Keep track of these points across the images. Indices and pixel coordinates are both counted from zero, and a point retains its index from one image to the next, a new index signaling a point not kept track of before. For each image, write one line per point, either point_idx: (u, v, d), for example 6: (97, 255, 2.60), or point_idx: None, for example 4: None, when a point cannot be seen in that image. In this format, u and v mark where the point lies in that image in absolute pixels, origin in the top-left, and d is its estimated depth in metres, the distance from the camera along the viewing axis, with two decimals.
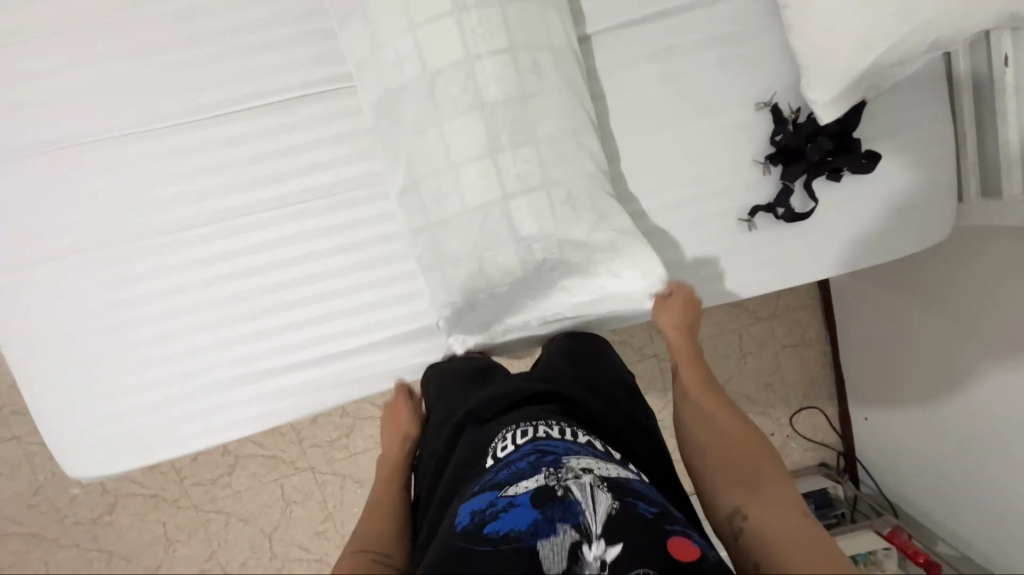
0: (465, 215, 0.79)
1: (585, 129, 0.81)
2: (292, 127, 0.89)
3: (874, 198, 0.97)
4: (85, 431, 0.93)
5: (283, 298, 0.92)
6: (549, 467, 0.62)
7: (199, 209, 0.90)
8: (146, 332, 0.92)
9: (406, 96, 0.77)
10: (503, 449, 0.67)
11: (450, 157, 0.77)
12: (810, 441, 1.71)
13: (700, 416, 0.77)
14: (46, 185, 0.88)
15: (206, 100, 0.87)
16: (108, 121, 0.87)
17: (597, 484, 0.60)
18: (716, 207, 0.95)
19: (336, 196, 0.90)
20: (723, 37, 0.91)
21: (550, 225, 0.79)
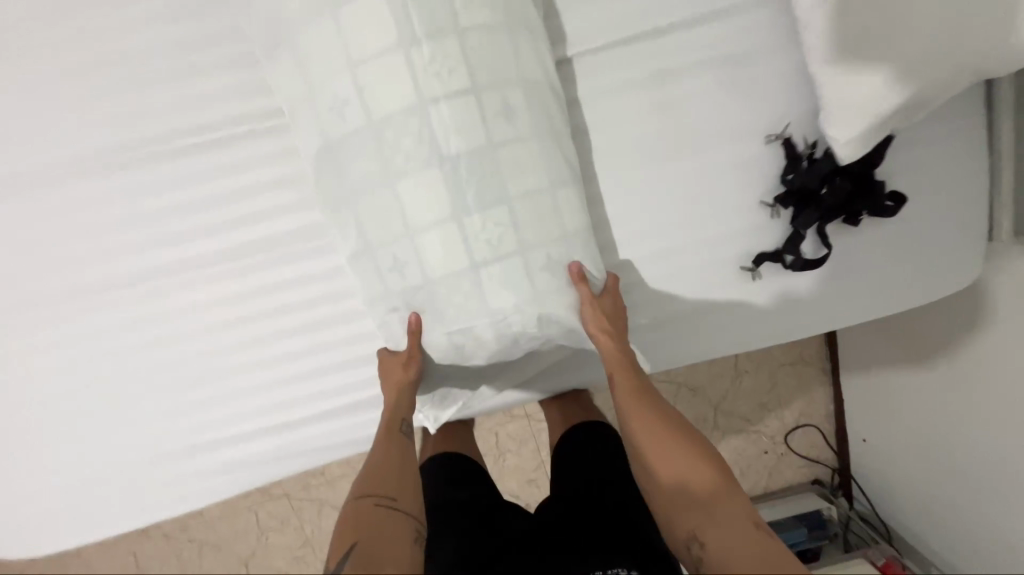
0: (428, 286, 0.67)
1: (565, 181, 0.68)
2: (226, 171, 0.76)
3: (897, 241, 0.85)
4: (11, 511, 0.84)
5: (228, 362, 0.82)
6: None
7: (122, 267, 0.78)
8: (72, 405, 0.81)
9: (350, 146, 0.64)
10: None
11: (405, 220, 0.65)
12: (805, 459, 1.64)
13: (647, 434, 0.66)
14: None
15: (125, 141, 0.75)
16: (7, 166, 0.74)
17: None
18: (717, 255, 0.84)
19: (280, 249, 0.79)
20: (729, 60, 0.77)
21: (528, 296, 0.68)
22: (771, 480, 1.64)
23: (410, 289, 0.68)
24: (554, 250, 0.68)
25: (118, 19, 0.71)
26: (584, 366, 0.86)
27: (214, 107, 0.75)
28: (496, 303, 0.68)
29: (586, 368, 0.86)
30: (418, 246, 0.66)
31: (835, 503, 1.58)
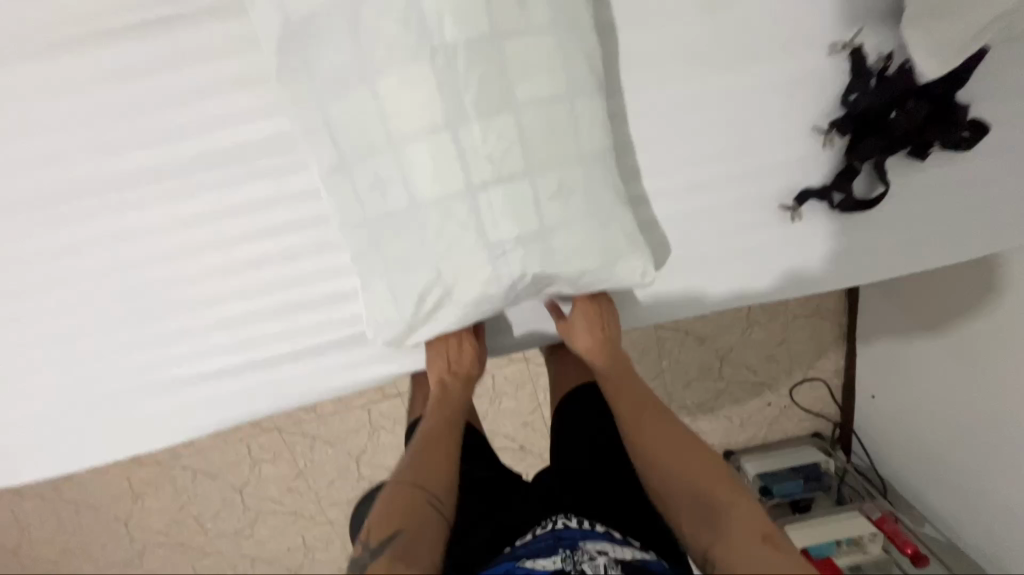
0: (414, 212, 0.58)
1: (586, 88, 0.57)
2: (178, 64, 0.64)
3: (964, 182, 0.73)
4: None
5: (194, 291, 0.73)
6: (566, 549, 0.57)
7: (63, 178, 0.67)
8: (23, 334, 0.73)
9: (325, 32, 0.53)
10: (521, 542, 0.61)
11: (388, 128, 0.55)
12: (808, 412, 1.60)
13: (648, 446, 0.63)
14: None
15: (50, 17, 0.61)
16: None
17: (612, 566, 0.55)
18: (755, 190, 0.72)
19: (246, 163, 0.68)
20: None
21: (536, 225, 0.58)
22: (770, 431, 1.62)
23: (393, 215, 0.58)
24: (568, 173, 0.58)
25: None
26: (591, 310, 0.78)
27: None
28: (498, 233, 0.58)
29: None
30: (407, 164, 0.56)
31: (833, 456, 1.56)
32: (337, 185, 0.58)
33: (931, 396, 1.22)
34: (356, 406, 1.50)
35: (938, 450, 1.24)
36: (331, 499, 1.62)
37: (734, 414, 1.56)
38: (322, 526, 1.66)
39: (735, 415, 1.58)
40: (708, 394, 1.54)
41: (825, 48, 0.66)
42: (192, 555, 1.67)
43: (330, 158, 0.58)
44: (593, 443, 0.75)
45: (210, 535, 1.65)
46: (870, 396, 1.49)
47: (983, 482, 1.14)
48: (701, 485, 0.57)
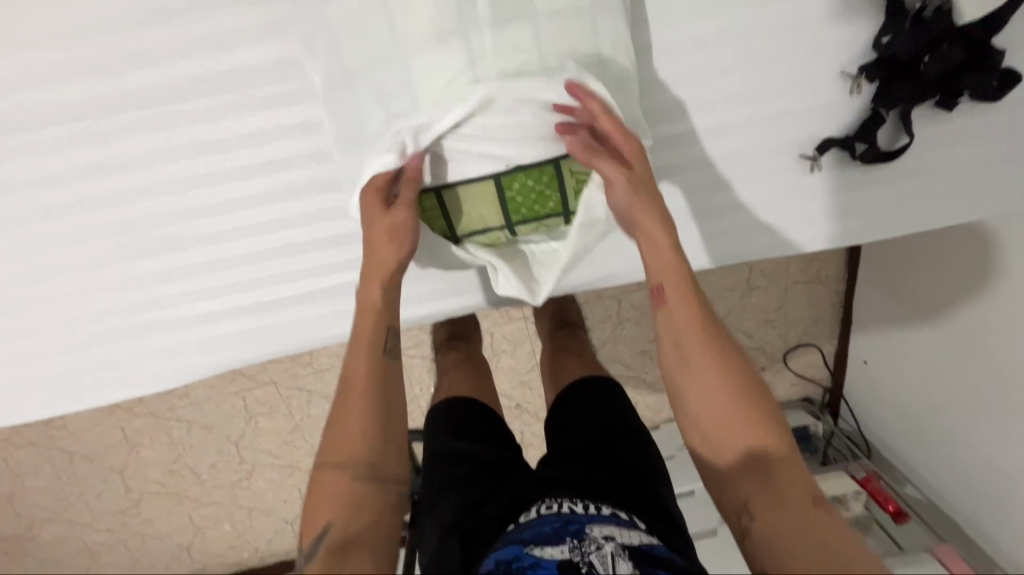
0: (421, 130, 0.57)
1: (609, 6, 0.57)
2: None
3: (987, 136, 0.71)
4: None
5: (192, 228, 0.70)
6: (572, 536, 0.54)
7: (47, 98, 0.63)
8: (10, 268, 0.70)
9: None
10: (525, 518, 0.58)
11: (403, 40, 0.55)
12: (800, 377, 1.63)
13: (707, 409, 0.57)
14: None
15: None
16: None
17: (619, 553, 0.52)
18: (776, 138, 0.70)
19: (246, 87, 0.64)
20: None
21: (549, 149, 0.59)
22: None
23: (400, 133, 0.58)
24: (584, 98, 0.58)
25: None
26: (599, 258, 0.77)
27: None
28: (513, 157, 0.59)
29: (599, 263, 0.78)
30: (419, 78, 0.56)
31: (821, 420, 1.60)
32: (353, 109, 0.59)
33: (911, 370, 1.35)
34: None
35: (914, 417, 1.38)
36: None
37: None
38: None
39: None
40: None
41: None
42: (189, 505, 1.69)
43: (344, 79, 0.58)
44: (604, 423, 0.72)
45: (206, 486, 1.66)
46: (862, 360, 1.52)
47: (960, 445, 1.26)
48: (769, 453, 0.54)
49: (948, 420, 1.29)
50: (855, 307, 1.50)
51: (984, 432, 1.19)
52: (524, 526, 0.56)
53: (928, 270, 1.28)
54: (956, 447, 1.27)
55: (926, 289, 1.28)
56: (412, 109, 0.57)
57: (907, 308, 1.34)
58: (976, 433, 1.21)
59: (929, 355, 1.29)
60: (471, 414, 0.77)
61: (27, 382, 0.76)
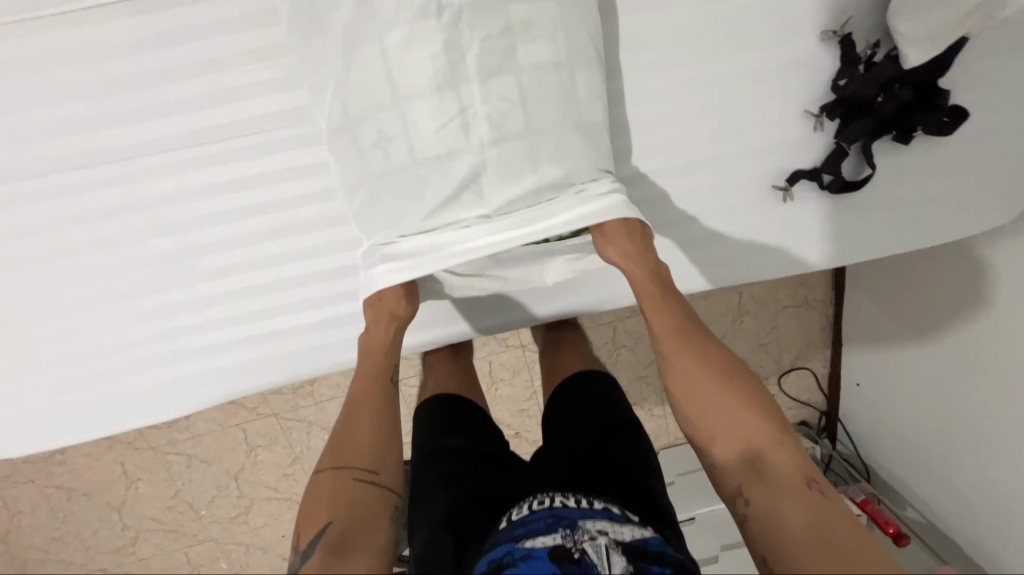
0: (412, 168, 0.63)
1: (580, 56, 0.63)
2: (196, 38, 0.66)
3: (946, 167, 0.77)
4: None
5: (207, 263, 0.75)
6: (566, 526, 0.56)
7: (78, 146, 0.68)
8: (32, 303, 0.73)
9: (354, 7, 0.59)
10: (518, 515, 0.59)
11: (399, 88, 0.61)
12: (795, 401, 1.65)
13: (707, 409, 0.58)
14: None
15: None
16: None
17: (614, 547, 0.54)
18: (749, 171, 0.75)
19: (259, 133, 0.70)
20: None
21: (530, 184, 0.64)
22: None
23: (396, 171, 0.63)
24: (566, 143, 0.64)
25: None
26: (591, 285, 0.82)
27: None
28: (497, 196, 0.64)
29: (590, 290, 0.83)
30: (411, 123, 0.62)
31: (819, 442, 1.61)
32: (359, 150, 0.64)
33: (903, 381, 1.38)
34: None
35: (913, 431, 1.38)
36: None
37: None
38: None
39: None
40: None
41: (816, 33, 0.69)
42: (187, 542, 1.66)
43: (347, 125, 0.64)
44: (600, 419, 0.73)
45: (204, 522, 1.64)
46: (855, 384, 1.55)
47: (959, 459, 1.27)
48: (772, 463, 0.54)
49: (949, 427, 1.28)
50: (847, 321, 1.52)
51: (980, 441, 1.20)
52: (516, 525, 0.57)
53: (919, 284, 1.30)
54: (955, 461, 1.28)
55: (915, 300, 1.31)
56: (412, 146, 0.62)
57: (898, 320, 1.37)
58: (972, 442, 1.22)
59: (918, 365, 1.32)
60: (462, 410, 0.78)
61: (42, 414, 0.78)
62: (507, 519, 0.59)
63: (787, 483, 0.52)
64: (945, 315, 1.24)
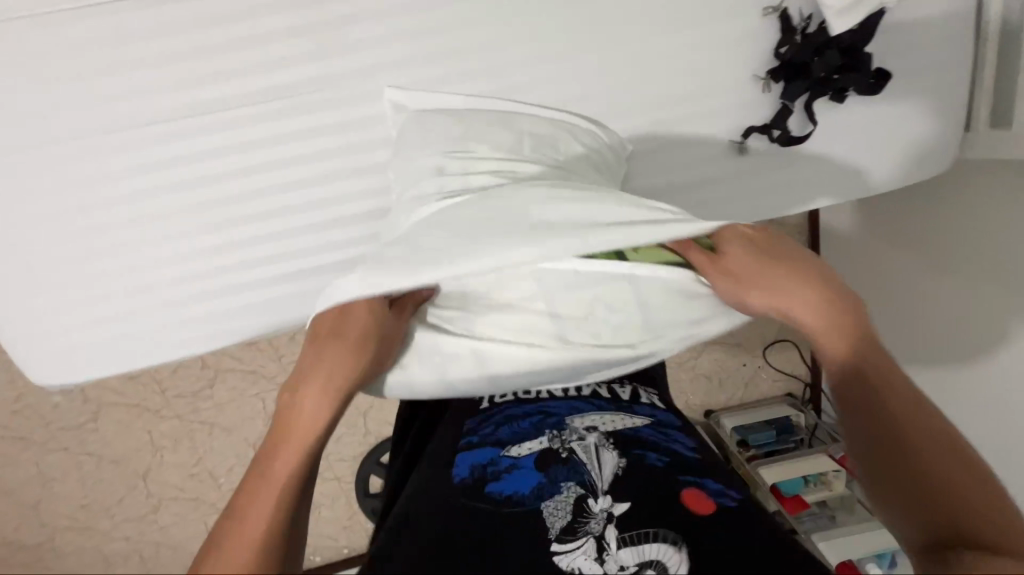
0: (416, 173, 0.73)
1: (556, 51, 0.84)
2: (243, 14, 0.79)
3: (879, 123, 0.91)
4: (55, 341, 0.92)
5: (251, 209, 0.89)
6: (552, 429, 0.63)
7: (146, 107, 0.83)
8: (108, 241, 0.88)
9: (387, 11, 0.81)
10: (501, 399, 0.69)
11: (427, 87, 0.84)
12: (780, 373, 1.76)
13: (914, 416, 0.52)
14: None
15: None
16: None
17: (603, 444, 0.60)
18: (710, 127, 0.88)
19: (298, 96, 0.84)
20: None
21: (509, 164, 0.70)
22: (747, 391, 1.75)
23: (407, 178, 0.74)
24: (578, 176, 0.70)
25: None
26: None
27: None
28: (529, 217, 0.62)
29: None
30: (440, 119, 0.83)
31: (804, 412, 1.70)
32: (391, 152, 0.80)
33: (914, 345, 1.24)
34: None
35: None
36: (338, 455, 1.68)
37: (712, 372, 1.70)
38: (329, 482, 1.73)
39: (713, 374, 1.72)
40: (688, 354, 1.68)
41: (759, 9, 0.84)
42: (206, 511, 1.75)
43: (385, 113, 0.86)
44: None
45: (223, 491, 1.74)
46: None
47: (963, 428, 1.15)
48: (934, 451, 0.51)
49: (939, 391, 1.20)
50: None
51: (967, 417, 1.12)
52: (496, 409, 0.67)
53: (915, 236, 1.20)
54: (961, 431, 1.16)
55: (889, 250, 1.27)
56: (431, 170, 0.71)
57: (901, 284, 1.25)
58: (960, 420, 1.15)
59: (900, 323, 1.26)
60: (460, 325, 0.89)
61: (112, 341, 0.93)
62: (490, 403, 0.69)
63: (961, 508, 0.48)
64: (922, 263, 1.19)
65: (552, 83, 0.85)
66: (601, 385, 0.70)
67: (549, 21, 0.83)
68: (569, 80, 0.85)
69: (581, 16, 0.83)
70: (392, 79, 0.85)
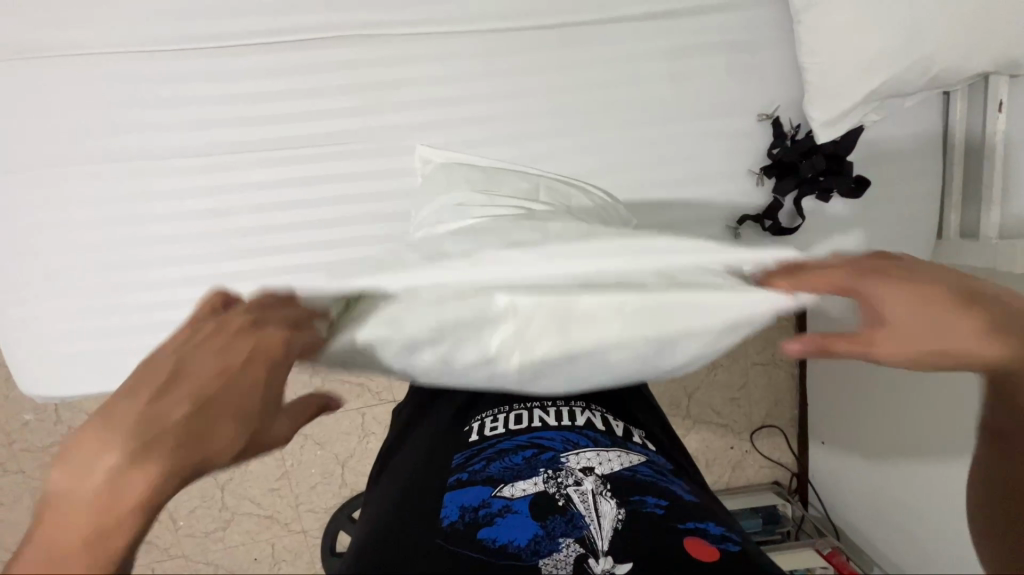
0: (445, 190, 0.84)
1: (576, 131, 0.94)
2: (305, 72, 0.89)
3: (862, 223, 0.99)
4: (63, 347, 0.93)
5: (281, 242, 0.94)
6: (547, 468, 0.63)
7: (203, 138, 0.90)
8: (138, 256, 0.92)
9: (432, 84, 0.92)
10: (491, 430, 0.70)
11: (461, 142, 0.93)
12: (767, 459, 1.75)
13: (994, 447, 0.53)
14: (53, 93, 0.85)
15: (227, 30, 0.87)
16: (126, 37, 0.85)
17: (600, 491, 0.60)
18: (707, 211, 0.97)
19: (340, 144, 0.92)
20: (737, 45, 0.93)
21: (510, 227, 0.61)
22: (733, 475, 1.73)
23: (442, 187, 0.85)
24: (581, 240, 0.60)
25: None
26: None
27: (308, 15, 0.88)
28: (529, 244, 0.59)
29: None
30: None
31: (791, 503, 1.67)
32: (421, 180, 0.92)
33: (878, 447, 1.45)
34: (351, 410, 1.55)
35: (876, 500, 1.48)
36: (309, 506, 1.61)
37: (700, 452, 1.69)
38: (295, 536, 1.63)
39: (701, 455, 1.70)
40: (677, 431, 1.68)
41: (754, 116, 0.95)
42: (154, 559, 1.58)
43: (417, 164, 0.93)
44: None
45: (179, 535, 1.58)
46: (822, 442, 1.67)
47: (921, 521, 1.35)
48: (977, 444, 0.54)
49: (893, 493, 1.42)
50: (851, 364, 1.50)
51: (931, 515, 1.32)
52: (487, 444, 0.68)
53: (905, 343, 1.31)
54: (917, 524, 1.36)
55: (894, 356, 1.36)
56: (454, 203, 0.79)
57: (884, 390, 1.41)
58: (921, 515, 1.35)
59: (873, 432, 1.46)
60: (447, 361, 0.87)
61: (118, 354, 0.94)
62: (478, 432, 0.70)
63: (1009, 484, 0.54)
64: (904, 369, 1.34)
65: (570, 158, 0.95)
66: (595, 414, 0.73)
67: (573, 105, 0.93)
68: (586, 157, 0.95)
69: (600, 104, 0.94)
70: (427, 140, 0.93)
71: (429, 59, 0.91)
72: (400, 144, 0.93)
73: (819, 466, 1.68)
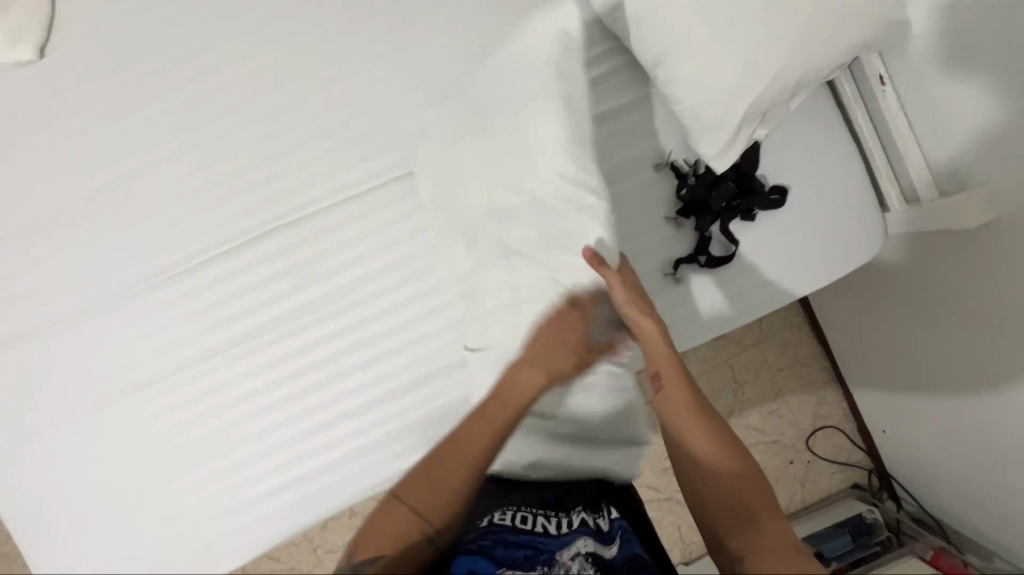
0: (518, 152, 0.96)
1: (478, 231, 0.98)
2: (257, 232, 1.00)
3: (799, 225, 0.98)
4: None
5: (267, 423, 0.99)
6: (544, 564, 0.69)
7: (179, 354, 0.99)
8: (147, 475, 0.98)
9: (359, 241, 1.01)
10: (498, 521, 0.75)
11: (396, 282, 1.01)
12: (835, 463, 1.62)
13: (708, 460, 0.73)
14: (58, 354, 0.99)
15: (184, 255, 1.01)
16: (109, 288, 1.00)
17: (586, 568, 0.69)
18: (643, 267, 0.97)
19: (292, 320, 1.00)
20: (615, 109, 0.98)
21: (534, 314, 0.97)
22: (806, 490, 1.60)
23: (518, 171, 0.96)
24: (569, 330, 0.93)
25: (181, 176, 1.01)
26: None
27: (244, 220, 1.01)
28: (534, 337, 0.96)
29: None
30: (417, 326, 1.00)
31: (879, 506, 1.53)
32: (372, 319, 1.00)
33: (943, 385, 1.25)
34: None
35: (948, 453, 1.32)
36: None
37: None
38: None
39: None
40: None
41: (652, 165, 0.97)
42: None
43: (366, 315, 1.00)
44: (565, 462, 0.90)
45: None
46: (882, 430, 1.55)
47: (995, 480, 1.20)
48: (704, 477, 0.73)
49: (968, 452, 1.25)
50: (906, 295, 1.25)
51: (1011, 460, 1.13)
52: (494, 531, 0.73)
53: (935, 266, 1.15)
54: (990, 481, 1.21)
55: (933, 279, 1.17)
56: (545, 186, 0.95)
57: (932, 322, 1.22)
58: (1002, 464, 1.16)
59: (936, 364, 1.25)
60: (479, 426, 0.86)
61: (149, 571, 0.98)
62: (488, 521, 0.76)
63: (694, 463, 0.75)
64: (949, 282, 1.13)
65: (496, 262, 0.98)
66: (586, 517, 0.80)
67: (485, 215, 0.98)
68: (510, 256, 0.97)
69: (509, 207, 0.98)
70: (368, 290, 1.00)
71: (353, 221, 1.01)
72: (344, 302, 1.00)
73: (889, 456, 1.56)
